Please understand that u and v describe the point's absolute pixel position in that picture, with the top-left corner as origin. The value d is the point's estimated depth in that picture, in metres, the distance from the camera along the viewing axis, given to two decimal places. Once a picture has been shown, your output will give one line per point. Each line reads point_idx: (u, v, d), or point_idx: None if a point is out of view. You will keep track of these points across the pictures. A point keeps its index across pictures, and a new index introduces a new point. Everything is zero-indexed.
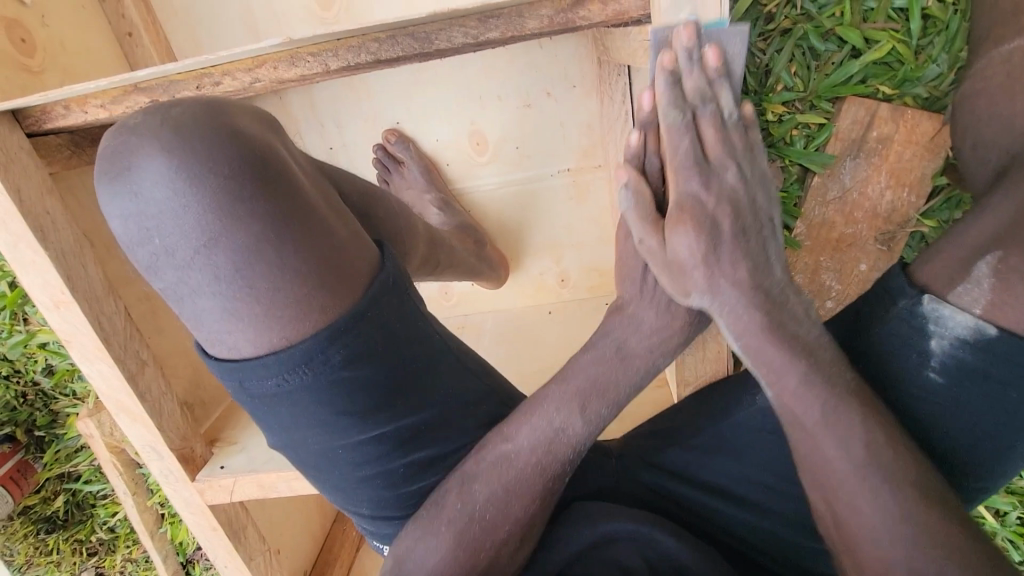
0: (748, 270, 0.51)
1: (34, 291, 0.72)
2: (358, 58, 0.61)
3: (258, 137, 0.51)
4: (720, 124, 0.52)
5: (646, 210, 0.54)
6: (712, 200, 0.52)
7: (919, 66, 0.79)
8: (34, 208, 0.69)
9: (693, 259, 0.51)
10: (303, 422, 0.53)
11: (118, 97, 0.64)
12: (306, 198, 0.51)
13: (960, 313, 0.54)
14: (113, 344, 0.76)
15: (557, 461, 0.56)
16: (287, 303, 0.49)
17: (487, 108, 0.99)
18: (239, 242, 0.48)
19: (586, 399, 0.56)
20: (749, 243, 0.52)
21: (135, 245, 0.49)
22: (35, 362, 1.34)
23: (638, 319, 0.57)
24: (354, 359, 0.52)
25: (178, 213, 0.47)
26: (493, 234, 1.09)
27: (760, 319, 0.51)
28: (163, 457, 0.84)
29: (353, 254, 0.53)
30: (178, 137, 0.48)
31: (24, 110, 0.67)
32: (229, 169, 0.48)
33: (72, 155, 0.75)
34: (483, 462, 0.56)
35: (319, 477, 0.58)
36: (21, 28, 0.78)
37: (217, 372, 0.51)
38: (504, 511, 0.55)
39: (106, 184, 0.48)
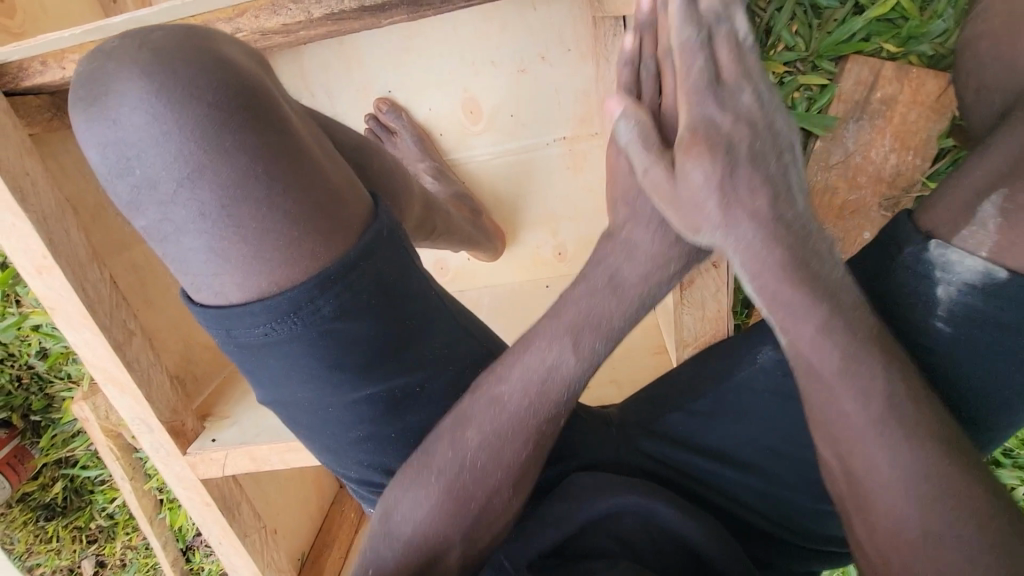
0: (768, 199, 0.46)
1: (15, 256, 0.70)
2: (342, 5, 0.58)
3: (248, 70, 0.48)
4: (736, 42, 0.49)
5: (651, 138, 0.49)
6: (728, 123, 0.47)
7: (924, 22, 0.78)
8: (14, 170, 0.67)
9: (703, 189, 0.46)
10: (295, 374, 0.51)
11: (96, 51, 0.62)
12: (298, 136, 0.48)
13: (969, 257, 0.52)
14: (98, 312, 0.74)
15: (550, 404, 0.52)
16: (277, 245, 0.47)
17: (482, 74, 0.97)
18: (226, 178, 0.45)
19: (579, 335, 0.51)
20: (767, 166, 0.47)
21: (113, 177, 0.45)
22: (29, 346, 1.33)
23: (635, 243, 0.51)
24: (347, 309, 0.50)
25: (160, 144, 0.44)
26: (489, 206, 1.07)
27: (780, 257, 0.46)
28: (153, 430, 0.82)
29: (347, 200, 0.50)
30: (161, 63, 0.44)
31: (2, 67, 0.65)
32: (216, 101, 0.45)
33: (54, 118, 0.73)
34: (476, 404, 0.52)
35: (311, 434, 0.56)
36: None
37: (202, 318, 0.49)
38: (496, 456, 0.52)
39: (82, 111, 0.45)
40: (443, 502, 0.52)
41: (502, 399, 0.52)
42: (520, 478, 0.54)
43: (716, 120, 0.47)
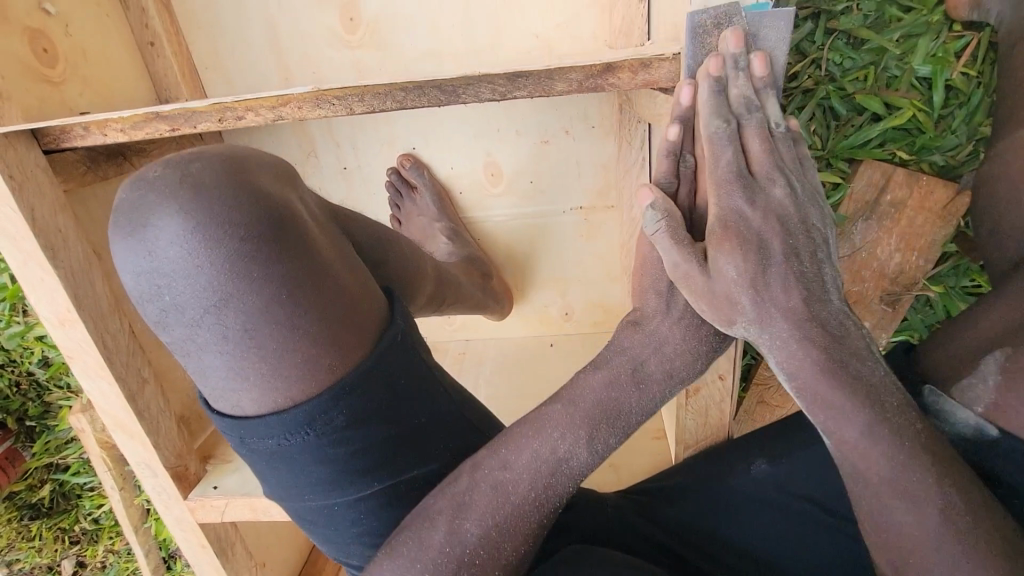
0: (801, 297, 0.50)
1: (40, 308, 0.71)
2: (384, 105, 0.60)
3: (277, 196, 0.50)
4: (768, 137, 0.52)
5: (674, 230, 0.52)
6: (758, 216, 0.51)
7: (937, 136, 0.86)
8: (47, 227, 0.68)
9: (735, 284, 0.50)
10: (301, 480, 0.52)
11: (139, 123, 0.64)
12: (319, 257, 0.51)
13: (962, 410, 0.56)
14: (116, 363, 0.75)
15: (557, 494, 0.53)
16: (296, 364, 0.48)
17: (505, 141, 0.99)
18: (253, 303, 0.47)
19: (595, 428, 0.53)
20: (810, 295, 0.50)
21: (145, 301, 0.48)
22: (32, 354, 1.34)
23: (661, 336, 0.55)
24: (357, 418, 0.51)
25: (192, 274, 0.47)
26: (502, 263, 1.09)
27: (819, 358, 0.48)
28: (157, 474, 0.83)
29: (361, 310, 0.52)
30: (198, 199, 0.47)
31: (44, 127, 0.66)
32: (247, 234, 0.47)
33: (88, 171, 0.75)
34: (476, 488, 0.52)
35: (313, 527, 0.56)
36: (45, 38, 0.76)
37: (218, 426, 0.50)
38: (495, 550, 0.51)
39: (120, 240, 0.47)
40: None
41: (502, 486, 0.52)
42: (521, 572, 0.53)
43: (746, 214, 0.51)
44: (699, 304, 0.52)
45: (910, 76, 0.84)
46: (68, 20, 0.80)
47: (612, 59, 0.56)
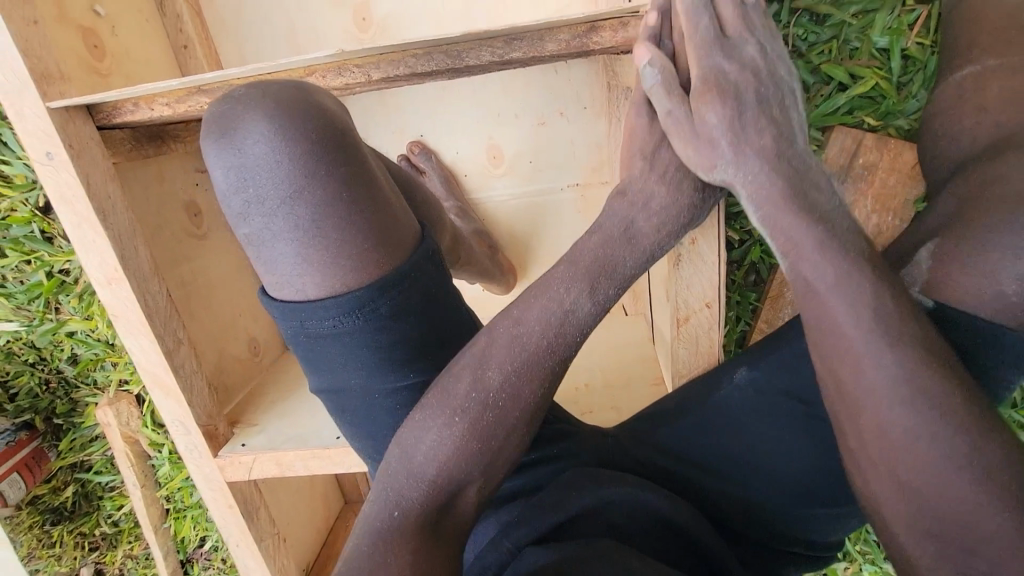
0: (770, 136, 0.59)
1: (90, 268, 0.78)
2: (397, 71, 0.69)
3: (339, 115, 0.59)
4: (738, 3, 0.63)
5: (672, 83, 0.62)
6: (735, 69, 0.61)
7: (900, 102, 0.93)
8: (98, 193, 0.76)
9: (718, 128, 0.59)
10: (347, 363, 0.60)
11: (183, 97, 0.73)
12: (371, 169, 0.59)
13: (903, 299, 0.62)
14: (156, 320, 0.83)
15: (565, 344, 0.60)
16: (353, 253, 0.56)
17: (505, 125, 1.08)
18: (320, 198, 0.55)
19: (597, 280, 0.61)
20: (770, 111, 0.60)
21: (231, 193, 0.55)
22: (62, 351, 1.41)
23: (653, 197, 0.63)
24: (398, 311, 0.59)
25: (273, 170, 0.54)
26: (505, 243, 1.16)
27: (782, 183, 0.57)
28: (189, 432, 0.89)
29: (403, 221, 0.60)
30: (279, 108, 0.55)
31: (98, 105, 0.75)
32: (318, 139, 0.55)
33: (132, 148, 0.84)
34: (493, 346, 0.59)
35: (354, 421, 0.64)
36: (97, 36, 0.86)
37: (282, 310, 0.57)
38: (516, 394, 0.58)
39: (213, 143, 0.55)
40: (465, 437, 0.58)
41: (518, 341, 0.59)
42: (535, 414, 0.60)
43: (726, 70, 0.60)
44: (664, 227, 0.63)
45: (870, 46, 0.92)
46: (115, 23, 0.90)
47: (593, 20, 0.65)
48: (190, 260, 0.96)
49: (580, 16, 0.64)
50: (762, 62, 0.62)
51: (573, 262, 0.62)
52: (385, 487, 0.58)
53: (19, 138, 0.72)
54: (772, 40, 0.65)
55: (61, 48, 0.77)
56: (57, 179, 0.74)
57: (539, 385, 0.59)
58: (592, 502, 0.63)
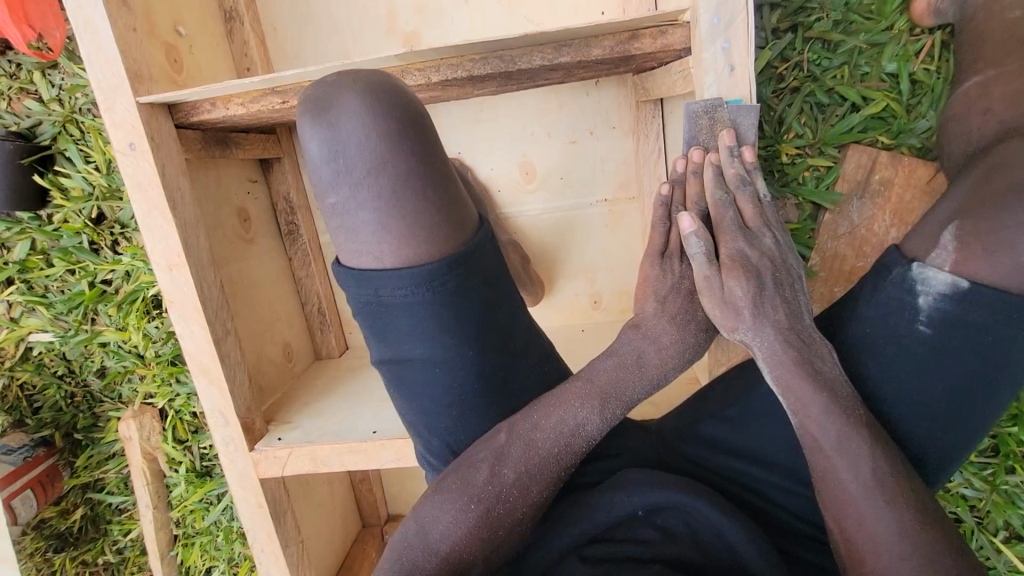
0: (778, 298, 0.67)
1: (153, 254, 0.82)
2: (455, 74, 0.76)
3: (421, 100, 0.61)
4: (757, 205, 0.70)
5: (706, 263, 0.68)
6: (756, 256, 0.68)
7: (910, 120, 1.00)
8: (171, 183, 0.82)
9: (743, 300, 0.66)
10: (414, 333, 0.61)
11: (258, 97, 0.80)
12: (445, 151, 0.62)
13: (939, 271, 0.66)
14: (208, 309, 0.86)
15: (574, 453, 0.64)
16: (429, 227, 0.59)
17: (539, 144, 1.15)
18: (405, 171, 0.57)
19: (606, 402, 0.65)
20: (782, 281, 0.68)
21: (323, 162, 0.57)
22: (92, 363, 1.43)
23: (655, 336, 0.69)
24: (464, 285, 0.61)
25: (365, 141, 0.56)
26: (535, 255, 1.21)
27: (793, 354, 0.64)
28: (228, 424, 0.89)
29: (467, 203, 0.64)
30: (374, 86, 0.57)
31: (179, 105, 0.82)
32: (406, 118, 0.58)
33: (202, 149, 0.90)
34: (512, 443, 0.63)
35: (410, 395, 0.66)
36: (176, 52, 0.95)
37: (357, 279, 0.59)
38: (525, 491, 0.63)
39: (309, 114, 0.57)
40: (476, 526, 0.61)
41: (534, 444, 0.63)
42: (549, 484, 0.64)
43: (750, 255, 0.67)
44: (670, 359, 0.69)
45: (880, 71, 1.00)
46: (192, 43, 1.00)
47: (635, 29, 0.73)
48: (239, 259, 1.00)
49: (624, 24, 0.71)
50: (777, 248, 0.69)
51: (589, 380, 0.66)
52: (399, 558, 0.61)
53: (106, 130, 0.78)
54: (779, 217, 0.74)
55: (151, 57, 0.85)
56: (135, 168, 0.79)
57: (552, 478, 0.64)
58: (638, 505, 0.66)
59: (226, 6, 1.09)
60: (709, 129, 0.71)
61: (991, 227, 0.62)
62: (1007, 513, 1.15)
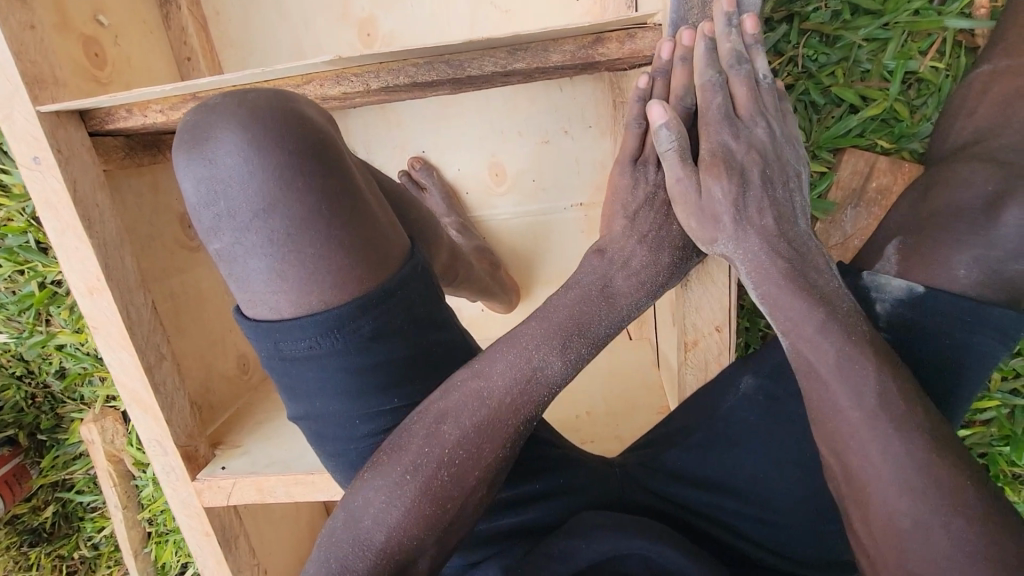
0: (771, 214, 0.59)
1: (71, 278, 0.75)
2: (396, 80, 0.67)
3: (321, 125, 0.56)
4: (752, 85, 0.61)
5: (683, 153, 0.60)
6: (742, 149, 0.60)
7: (914, 124, 0.91)
8: (85, 200, 0.74)
9: (722, 202, 0.58)
10: (326, 387, 0.56)
11: (176, 104, 0.71)
12: (354, 179, 0.55)
13: (894, 278, 0.64)
14: (137, 334, 0.79)
15: (531, 401, 0.56)
16: (330, 268, 0.53)
17: (509, 142, 1.06)
18: (296, 209, 0.52)
19: (568, 340, 0.58)
20: (773, 186, 0.60)
21: (202, 206, 0.52)
22: (50, 364, 1.37)
23: (629, 257, 0.63)
24: (380, 331, 0.55)
25: (246, 180, 0.51)
26: (507, 260, 1.13)
27: (783, 269, 0.56)
28: (167, 453, 0.84)
29: (388, 237, 0.56)
30: (255, 117, 0.52)
31: (91, 111, 0.74)
32: (295, 148, 0.52)
33: (127, 157, 0.83)
34: (453, 401, 0.55)
35: (333, 452, 0.60)
36: (97, 45, 0.85)
37: (256, 330, 0.54)
38: (476, 455, 0.55)
39: (187, 155, 0.53)
40: (418, 502, 0.53)
41: (481, 396, 0.55)
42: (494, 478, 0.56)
43: (733, 148, 0.59)
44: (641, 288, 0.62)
45: (881, 68, 0.90)
46: (118, 32, 0.90)
47: (599, 31, 0.63)
48: (184, 271, 0.93)
49: (586, 27, 0.62)
50: (772, 141, 0.61)
51: (546, 319, 0.59)
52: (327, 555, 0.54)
53: (8, 142, 0.71)
54: (782, 111, 0.64)
55: (58, 53, 0.76)
56: (43, 185, 0.72)
57: (506, 432, 0.55)
58: (598, 554, 0.59)
59: None
60: (700, 9, 0.61)
61: (932, 242, 0.65)
62: None
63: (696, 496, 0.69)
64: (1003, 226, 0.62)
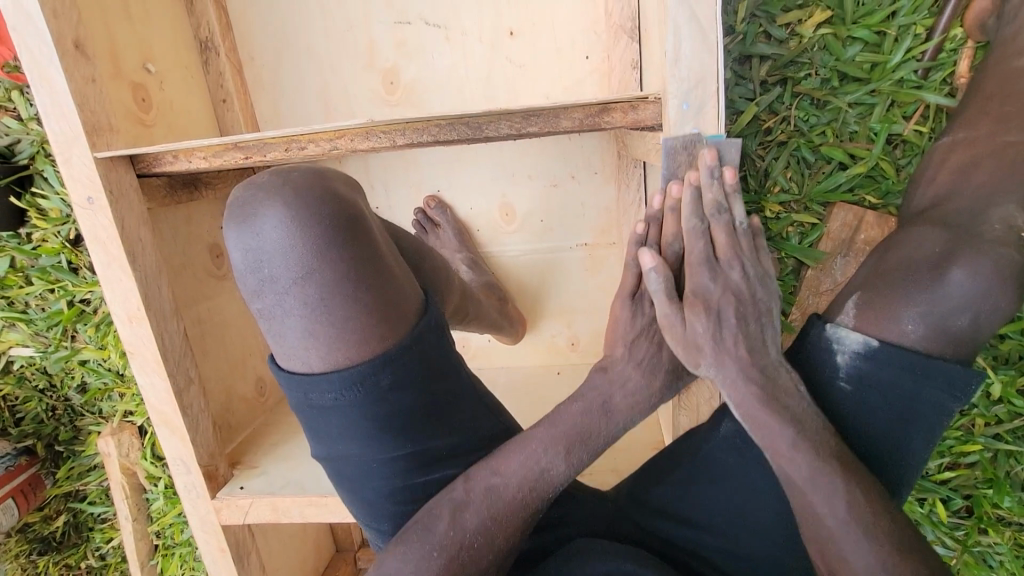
0: (748, 349, 0.64)
1: (113, 306, 0.82)
2: (421, 138, 0.74)
3: (351, 198, 0.62)
4: (732, 233, 0.64)
5: (668, 292, 0.65)
6: (719, 291, 0.64)
7: (899, 181, 0.97)
8: (131, 235, 0.81)
9: (703, 338, 0.64)
10: (346, 433, 0.62)
11: (220, 152, 0.78)
12: (379, 247, 0.62)
13: (852, 332, 0.69)
14: (170, 360, 0.85)
15: (540, 496, 0.63)
16: (358, 330, 0.59)
17: (519, 184, 1.13)
18: (329, 278, 0.58)
19: (571, 445, 0.64)
20: (750, 328, 0.64)
21: (247, 271, 0.58)
22: (72, 378, 1.43)
23: (624, 377, 0.67)
24: (398, 383, 0.61)
25: (286, 252, 0.57)
26: (514, 294, 1.19)
27: (756, 389, 0.62)
28: (189, 471, 0.90)
29: (409, 298, 0.63)
30: (295, 195, 0.58)
31: (141, 155, 0.81)
32: (330, 223, 0.58)
33: (167, 194, 0.90)
34: (471, 491, 0.62)
35: (351, 486, 0.66)
36: (145, 90, 0.93)
37: (289, 382, 0.60)
38: (491, 540, 0.61)
39: (233, 224, 0.58)
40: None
41: (497, 489, 0.62)
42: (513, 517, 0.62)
43: (711, 291, 0.64)
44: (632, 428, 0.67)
45: (868, 130, 0.97)
46: (163, 79, 0.98)
47: (605, 102, 0.70)
48: (211, 299, 1.00)
49: (592, 99, 0.69)
50: (749, 284, 0.65)
51: (552, 424, 0.65)
52: None
53: (65, 183, 0.78)
54: (758, 248, 0.67)
55: (112, 101, 0.84)
56: (94, 221, 0.79)
57: (521, 514, 0.62)
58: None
59: (202, 36, 1.07)
60: (688, 165, 0.66)
61: (886, 300, 0.68)
62: (977, 574, 1.10)
63: (688, 528, 0.74)
64: (948, 285, 0.66)
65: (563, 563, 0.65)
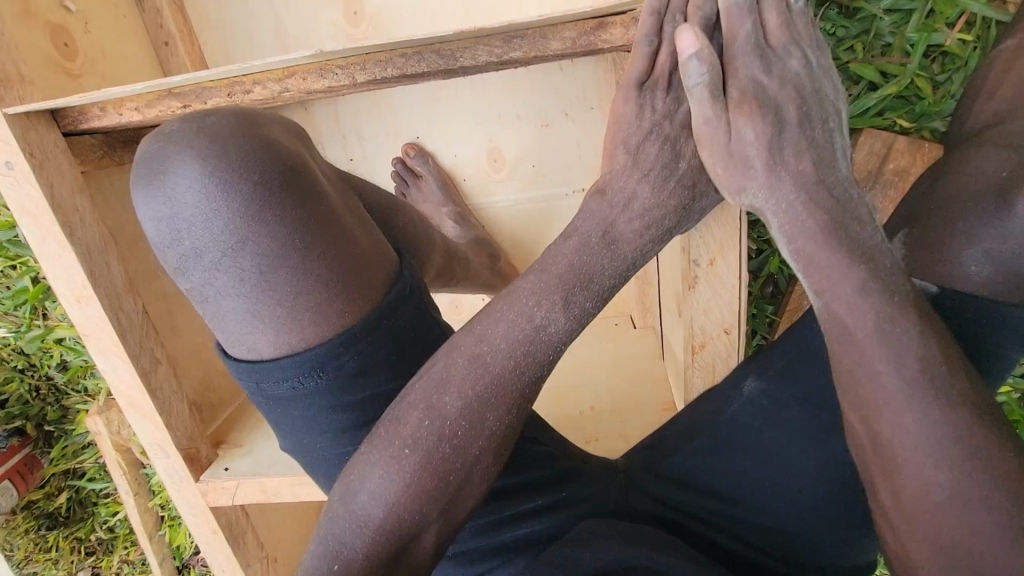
0: (812, 164, 0.52)
1: (57, 285, 0.73)
2: (385, 72, 0.62)
3: (287, 146, 0.53)
4: (785, 12, 0.56)
5: (714, 78, 0.53)
6: (776, 84, 0.54)
7: (937, 101, 0.85)
8: (65, 205, 0.71)
9: (755, 143, 0.52)
10: (316, 424, 0.55)
11: (152, 102, 0.66)
12: (330, 205, 0.53)
13: (892, 271, 0.61)
14: (129, 341, 0.77)
15: (536, 360, 0.53)
16: (309, 306, 0.52)
17: (506, 125, 1.01)
18: (266, 246, 0.50)
19: (570, 291, 0.54)
20: (812, 125, 0.54)
21: (166, 246, 0.51)
22: (51, 357, 1.35)
23: (635, 191, 0.57)
24: (364, 366, 0.54)
25: (209, 218, 0.50)
26: (508, 249, 1.10)
27: (823, 218, 0.50)
28: (168, 456, 0.84)
29: (372, 261, 0.55)
30: (214, 150, 0.50)
31: (63, 110, 0.70)
32: (260, 181, 0.50)
33: (104, 155, 0.79)
34: (455, 368, 0.53)
35: (328, 482, 0.60)
36: (67, 34, 0.80)
37: (237, 370, 0.54)
38: (479, 421, 0.52)
39: (144, 190, 0.51)
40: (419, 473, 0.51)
41: (482, 359, 0.53)
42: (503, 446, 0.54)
43: (766, 82, 0.53)
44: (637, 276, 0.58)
45: (904, 41, 0.84)
46: (88, 20, 0.85)
47: (602, 15, 0.58)
48: None
49: (586, 11, 0.57)
50: (808, 74, 0.55)
51: (545, 271, 0.55)
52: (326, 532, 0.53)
53: None
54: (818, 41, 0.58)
55: (24, 48, 0.72)
56: (18, 191, 0.69)
57: (518, 379, 0.53)
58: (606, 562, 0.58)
59: None
60: None
61: (936, 229, 0.60)
62: None
63: (704, 497, 0.68)
64: (1015, 218, 0.57)
65: (570, 546, 0.59)
